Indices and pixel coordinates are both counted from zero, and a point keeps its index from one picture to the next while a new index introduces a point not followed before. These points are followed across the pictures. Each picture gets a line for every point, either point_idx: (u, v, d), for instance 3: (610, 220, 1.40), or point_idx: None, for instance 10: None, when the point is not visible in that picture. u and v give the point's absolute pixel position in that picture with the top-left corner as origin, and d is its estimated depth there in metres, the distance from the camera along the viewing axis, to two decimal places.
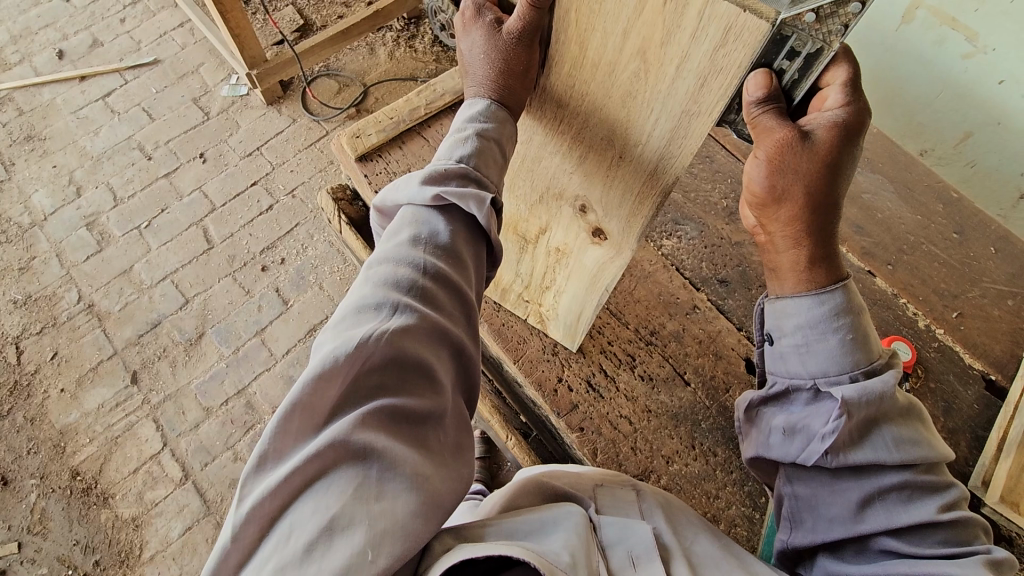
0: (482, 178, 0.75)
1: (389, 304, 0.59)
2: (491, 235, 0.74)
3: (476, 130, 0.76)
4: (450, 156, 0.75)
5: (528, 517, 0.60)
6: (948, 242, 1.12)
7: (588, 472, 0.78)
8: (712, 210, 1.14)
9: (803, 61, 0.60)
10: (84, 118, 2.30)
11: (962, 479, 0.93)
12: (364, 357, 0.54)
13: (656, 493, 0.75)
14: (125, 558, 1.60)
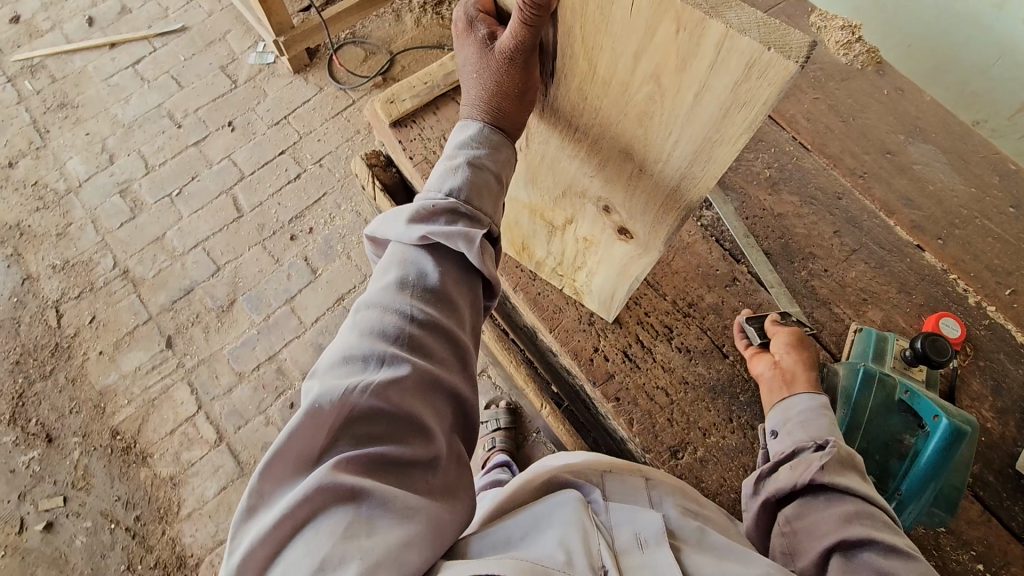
0: (472, 214, 0.70)
1: (376, 355, 0.57)
2: (486, 271, 0.69)
3: (466, 160, 0.73)
4: (440, 188, 0.71)
5: (523, 516, 0.62)
6: (1003, 216, 1.07)
7: (599, 457, 0.79)
8: (753, 179, 1.11)
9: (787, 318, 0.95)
10: (115, 85, 2.31)
11: (1010, 460, 0.90)
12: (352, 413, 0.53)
13: (664, 479, 0.76)
14: (164, 514, 1.67)
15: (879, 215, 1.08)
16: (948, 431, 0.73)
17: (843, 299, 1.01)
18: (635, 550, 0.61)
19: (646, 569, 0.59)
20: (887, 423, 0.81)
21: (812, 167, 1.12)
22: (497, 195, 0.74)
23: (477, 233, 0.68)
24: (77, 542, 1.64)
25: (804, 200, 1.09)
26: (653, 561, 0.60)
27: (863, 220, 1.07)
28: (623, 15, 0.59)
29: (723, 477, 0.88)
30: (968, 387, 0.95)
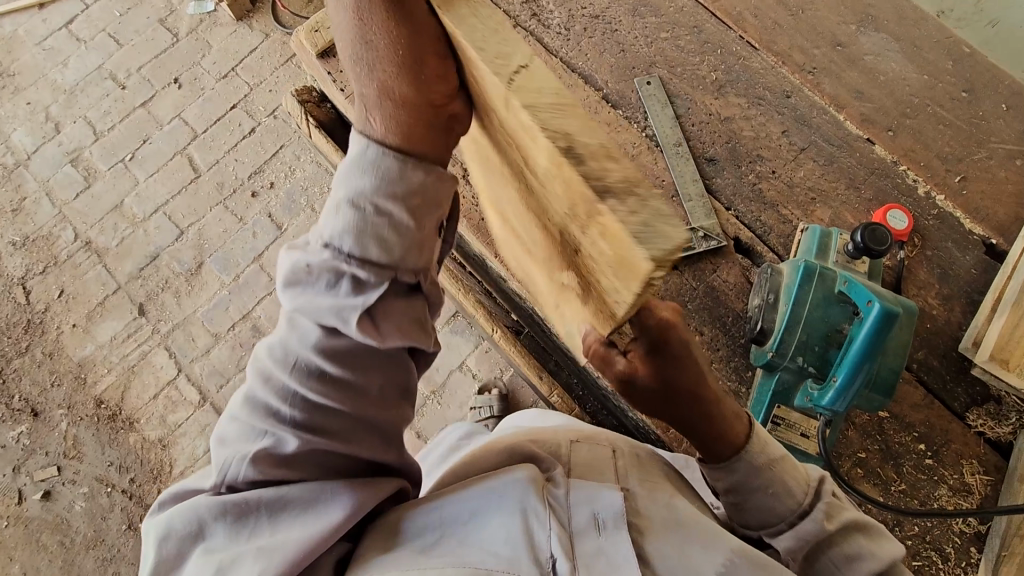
0: (365, 266, 0.57)
1: (297, 366, 0.57)
2: (398, 331, 0.59)
3: (349, 199, 0.57)
4: (326, 238, 0.58)
5: (471, 492, 0.61)
6: (956, 101, 1.04)
7: (580, 429, 0.81)
8: (699, 84, 1.06)
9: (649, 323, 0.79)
10: (50, 49, 2.20)
11: (954, 343, 0.92)
12: (272, 416, 0.57)
13: (633, 450, 0.76)
14: (157, 474, 1.72)
15: (829, 111, 1.04)
16: (880, 317, 0.72)
17: (792, 201, 0.99)
18: (590, 532, 0.60)
19: (596, 550, 0.58)
20: (827, 315, 0.81)
21: (760, 66, 1.07)
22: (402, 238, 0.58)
23: (353, 305, 0.56)
24: (77, 507, 1.69)
25: (751, 101, 1.05)
26: (606, 545, 0.59)
27: (811, 116, 1.04)
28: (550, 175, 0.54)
29: None
30: (915, 277, 0.95)
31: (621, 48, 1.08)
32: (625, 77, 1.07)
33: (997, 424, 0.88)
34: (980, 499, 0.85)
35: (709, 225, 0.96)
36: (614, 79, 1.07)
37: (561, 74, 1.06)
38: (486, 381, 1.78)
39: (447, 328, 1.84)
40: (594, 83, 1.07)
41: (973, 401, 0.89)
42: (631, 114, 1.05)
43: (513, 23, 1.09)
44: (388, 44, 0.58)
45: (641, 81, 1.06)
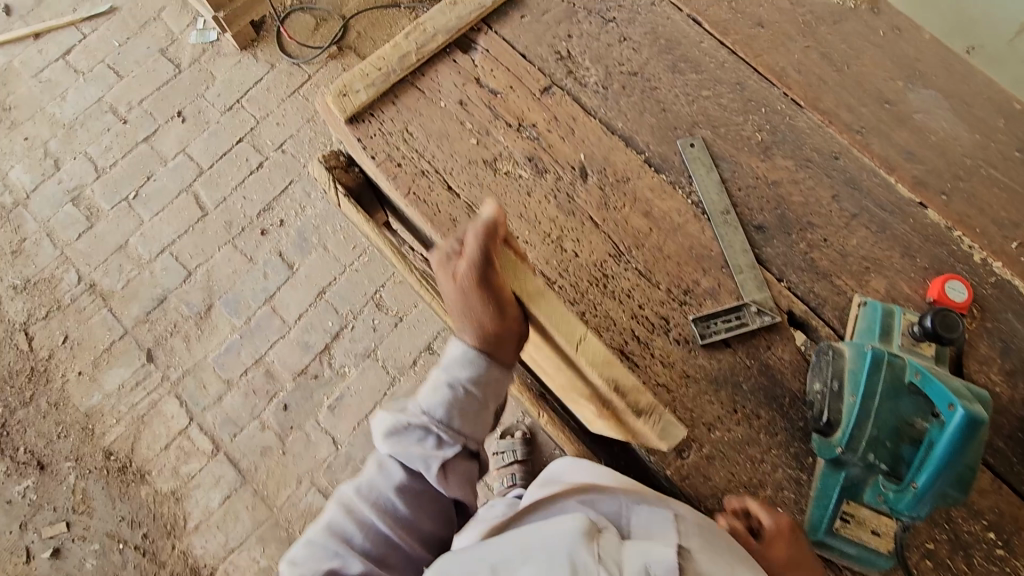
0: (444, 436, 0.83)
1: (375, 505, 0.82)
2: (450, 493, 0.84)
3: (446, 383, 0.84)
4: (422, 410, 0.84)
5: (518, 521, 0.64)
6: (1010, 162, 1.01)
7: (639, 491, 0.78)
8: (744, 146, 1.02)
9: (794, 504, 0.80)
10: (48, 82, 2.13)
11: (1020, 423, 0.88)
12: (346, 543, 0.79)
13: (695, 515, 0.72)
14: (171, 529, 1.66)
15: (879, 173, 1.01)
16: (965, 422, 0.69)
17: (845, 270, 0.96)
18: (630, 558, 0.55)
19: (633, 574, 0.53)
20: (897, 407, 0.78)
21: (806, 126, 1.03)
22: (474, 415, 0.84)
23: (435, 459, 0.82)
24: (88, 565, 1.63)
25: (799, 163, 1.01)
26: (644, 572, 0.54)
27: (861, 179, 1.00)
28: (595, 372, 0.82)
29: (732, 472, 0.86)
30: (975, 351, 0.92)
31: (662, 106, 1.05)
32: (667, 138, 1.03)
33: None
34: None
35: (762, 299, 0.93)
36: (655, 141, 1.03)
37: (601, 136, 1.02)
38: (508, 426, 1.73)
39: None
40: (635, 145, 1.02)
41: None
42: (676, 178, 1.01)
43: (549, 82, 1.05)
44: (482, 303, 0.80)
45: (684, 143, 1.02)
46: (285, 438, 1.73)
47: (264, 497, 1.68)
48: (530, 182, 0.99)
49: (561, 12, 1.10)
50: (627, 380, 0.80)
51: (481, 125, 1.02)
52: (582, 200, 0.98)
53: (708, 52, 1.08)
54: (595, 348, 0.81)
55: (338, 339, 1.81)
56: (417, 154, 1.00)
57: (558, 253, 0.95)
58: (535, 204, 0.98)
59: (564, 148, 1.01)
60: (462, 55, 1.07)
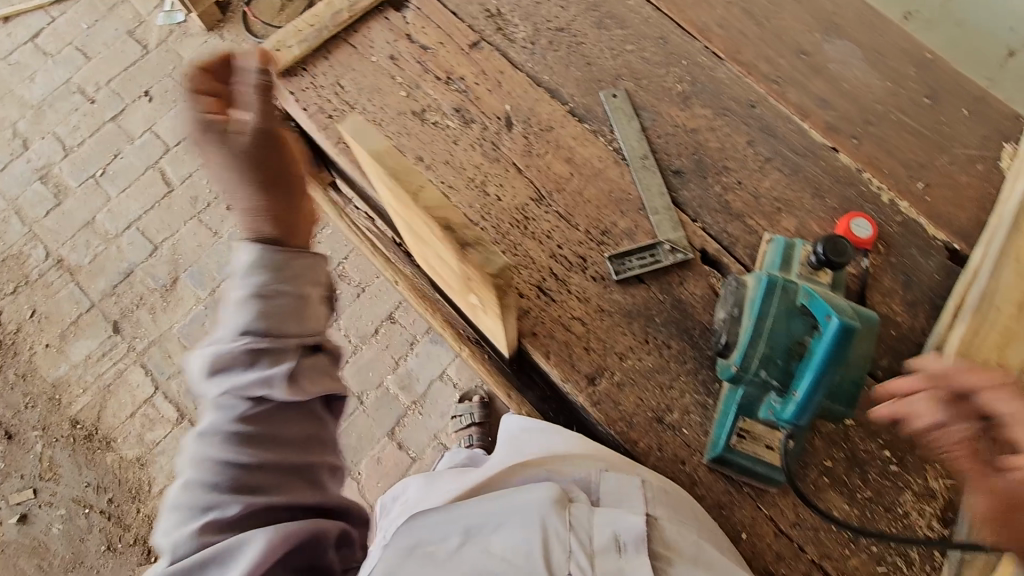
0: (269, 339, 0.75)
1: (229, 449, 0.73)
2: (302, 396, 0.77)
3: (249, 292, 0.76)
4: (234, 329, 0.76)
5: (501, 506, 0.78)
6: (920, 108, 1.05)
7: (605, 454, 0.86)
8: (664, 96, 1.06)
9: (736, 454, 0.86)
10: (17, 64, 2.15)
11: (918, 349, 0.93)
12: (211, 489, 0.72)
13: (660, 482, 0.82)
14: (136, 494, 1.70)
15: (794, 120, 1.05)
16: (839, 333, 0.73)
17: (757, 211, 1.00)
18: (613, 553, 0.74)
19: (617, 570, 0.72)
20: (790, 329, 0.81)
21: (725, 76, 1.07)
22: (293, 307, 0.77)
23: (274, 372, 0.74)
24: (54, 530, 1.67)
25: (717, 111, 1.05)
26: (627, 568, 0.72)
27: (777, 126, 1.04)
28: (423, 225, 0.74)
29: (641, 397, 0.90)
30: (879, 284, 0.96)
31: (587, 61, 1.07)
32: (591, 91, 1.06)
33: None
34: (943, 503, 0.87)
35: (676, 238, 0.97)
36: (580, 93, 1.05)
37: (527, 89, 1.04)
38: (467, 390, 1.76)
39: (427, 338, 1.83)
40: (559, 97, 1.05)
41: None
42: (598, 127, 1.03)
43: (478, 37, 1.08)
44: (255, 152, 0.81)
45: (606, 94, 1.05)
46: None
47: None
48: (457, 131, 1.02)
49: None
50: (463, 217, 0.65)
51: (410, 78, 1.05)
52: (506, 148, 1.01)
53: (633, 9, 1.12)
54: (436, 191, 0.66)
55: None
56: (348, 107, 1.03)
57: (482, 198, 0.99)
58: (461, 152, 1.01)
59: (490, 101, 1.04)
60: (394, 13, 1.09)
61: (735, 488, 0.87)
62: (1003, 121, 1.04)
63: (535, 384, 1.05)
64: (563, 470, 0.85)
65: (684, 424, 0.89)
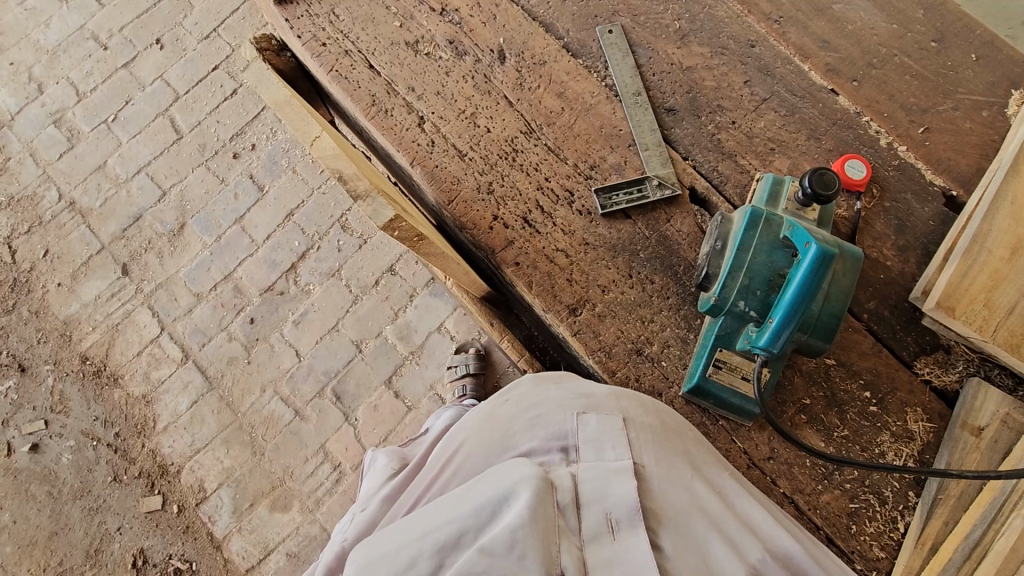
0: None
1: None
2: None
3: None
4: None
5: (473, 500, 0.64)
6: (924, 51, 1.02)
7: (585, 393, 0.77)
8: (661, 33, 1.04)
9: (721, 387, 0.85)
10: (32, 9, 2.18)
11: (905, 294, 0.91)
12: None
13: (646, 417, 0.75)
14: (142, 429, 1.76)
15: (793, 61, 1.02)
16: (816, 259, 0.73)
17: (750, 151, 0.98)
18: (606, 537, 0.64)
19: (612, 557, 0.62)
20: (771, 261, 0.81)
21: (725, 15, 1.05)
22: None
23: None
24: (64, 459, 1.74)
25: (714, 50, 1.03)
26: (622, 549, 0.63)
27: (775, 67, 1.02)
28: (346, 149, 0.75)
29: (621, 329, 0.90)
30: (870, 228, 0.94)
31: None
32: (587, 26, 1.06)
33: (945, 372, 0.88)
34: (920, 446, 0.85)
35: (665, 174, 0.96)
36: (575, 28, 1.06)
37: (522, 21, 1.05)
38: (463, 342, 1.77)
39: (426, 291, 1.84)
40: (554, 32, 1.06)
41: (922, 350, 0.89)
42: (592, 63, 1.03)
43: None
44: None
45: (602, 30, 1.04)
46: (250, 348, 1.81)
47: (229, 403, 1.76)
48: (450, 63, 1.04)
49: None
50: (353, 171, 0.61)
51: (405, 9, 1.07)
52: (498, 81, 1.02)
53: None
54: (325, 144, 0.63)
55: (304, 258, 1.88)
56: (342, 36, 1.05)
57: (471, 129, 1.00)
58: (453, 84, 1.02)
59: (484, 34, 1.04)
60: None
61: (710, 420, 0.88)
62: (1013, 66, 1.00)
63: (522, 324, 1.12)
64: (538, 424, 0.75)
65: (664, 357, 0.89)
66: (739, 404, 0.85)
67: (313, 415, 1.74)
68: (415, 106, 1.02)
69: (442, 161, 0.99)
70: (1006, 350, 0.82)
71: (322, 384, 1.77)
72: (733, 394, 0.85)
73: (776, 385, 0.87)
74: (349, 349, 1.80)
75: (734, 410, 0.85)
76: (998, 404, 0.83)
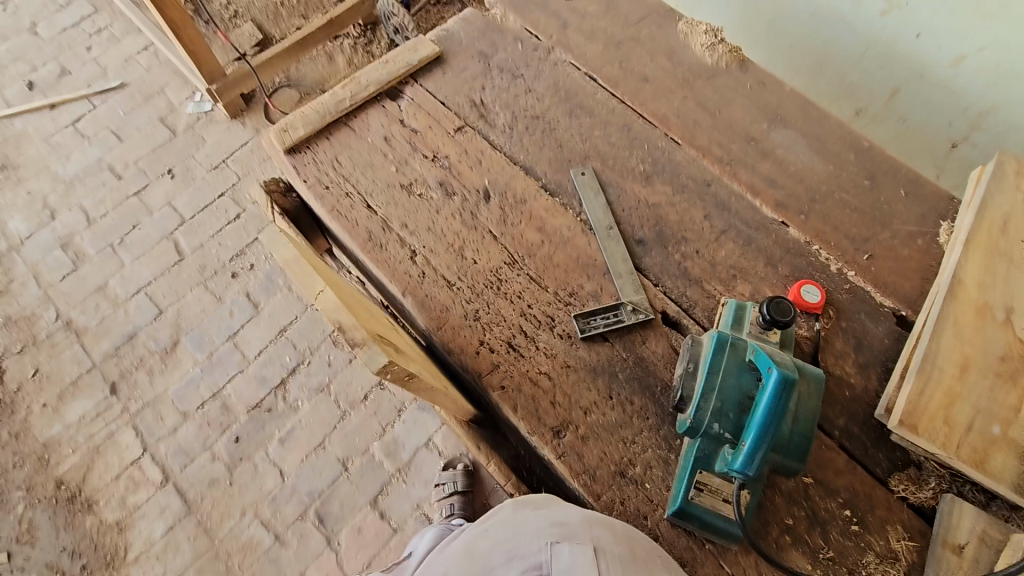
0: None
1: None
2: None
3: None
4: None
5: None
6: (859, 188, 1.15)
7: (559, 521, 0.79)
8: (628, 175, 1.18)
9: (706, 508, 0.86)
10: (56, 144, 2.38)
11: (871, 410, 0.96)
12: None
13: (617, 545, 0.75)
14: (111, 560, 1.67)
15: (746, 197, 1.15)
16: (780, 383, 0.79)
17: (714, 277, 1.08)
18: None
19: None
20: (740, 383, 0.86)
21: (683, 159, 1.19)
22: None
23: None
24: None
25: (676, 188, 1.16)
26: None
27: (730, 203, 1.15)
28: (343, 290, 0.81)
29: (604, 451, 0.93)
30: (831, 347, 1.01)
31: (558, 144, 1.22)
32: (563, 168, 1.19)
33: (919, 488, 0.90)
34: (906, 567, 0.85)
35: (638, 300, 1.04)
36: (552, 171, 1.19)
37: (504, 165, 1.18)
38: (451, 458, 1.75)
39: (414, 406, 1.85)
40: (534, 174, 1.19)
41: (895, 467, 0.92)
42: (568, 201, 1.15)
43: (462, 123, 1.24)
44: None
45: (576, 172, 1.18)
46: (233, 469, 1.77)
47: (206, 529, 1.69)
48: (440, 202, 1.15)
49: (477, 69, 1.31)
50: (353, 321, 0.66)
51: (401, 156, 1.20)
52: (484, 217, 1.13)
53: (601, 101, 1.27)
54: (328, 297, 0.67)
55: (294, 374, 1.90)
56: (344, 179, 1.18)
57: (460, 261, 1.09)
58: (442, 220, 1.13)
59: (471, 177, 1.17)
60: (391, 102, 1.28)
61: (697, 544, 0.88)
62: (938, 201, 1.13)
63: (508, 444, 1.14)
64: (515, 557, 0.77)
65: (646, 479, 0.91)
66: (723, 526, 0.85)
67: (293, 540, 1.67)
68: (408, 241, 1.11)
69: (432, 290, 1.07)
70: (971, 467, 0.86)
71: (305, 505, 1.72)
72: (717, 514, 0.86)
73: (758, 506, 0.89)
74: (334, 468, 1.76)
75: (719, 531, 0.86)
76: (975, 520, 0.85)
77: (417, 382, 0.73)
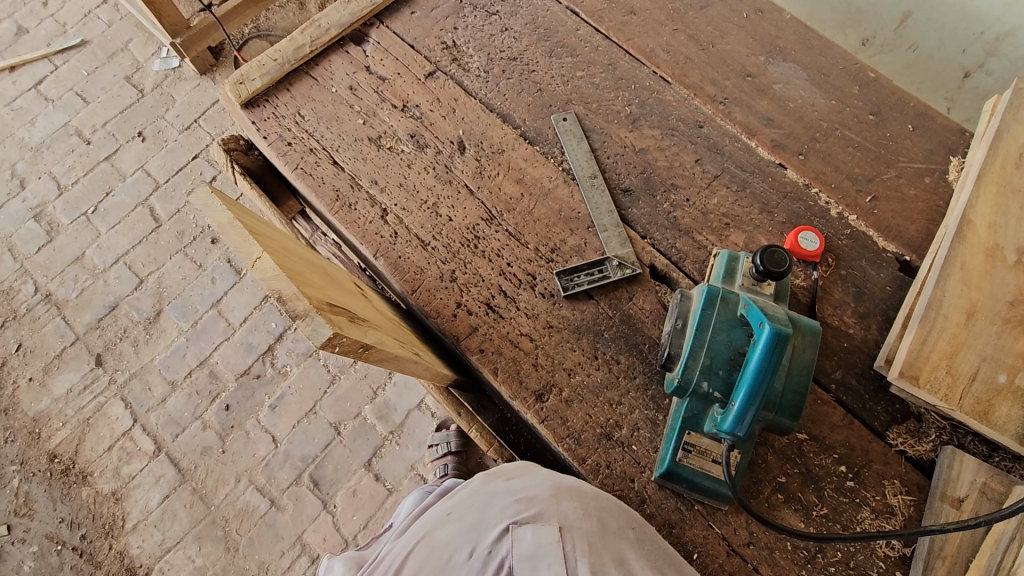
0: None
1: None
2: None
3: None
4: None
5: None
6: (863, 124, 1.07)
7: (526, 497, 0.77)
8: (614, 118, 1.09)
9: (694, 469, 0.82)
10: (19, 109, 2.26)
11: (870, 361, 0.91)
12: None
13: (584, 521, 0.74)
14: (109, 529, 1.68)
15: (740, 138, 1.07)
16: (772, 339, 0.74)
17: (705, 227, 1.01)
18: None
19: None
20: (731, 339, 0.81)
21: (673, 99, 1.10)
22: None
23: None
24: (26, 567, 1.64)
25: (665, 132, 1.08)
26: None
27: (723, 145, 1.06)
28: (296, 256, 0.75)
29: (589, 414, 0.89)
30: (829, 296, 0.95)
31: (538, 87, 1.12)
32: (543, 114, 1.10)
33: (918, 441, 0.86)
34: (902, 521, 0.83)
35: (624, 254, 0.97)
36: (532, 117, 1.10)
37: (479, 113, 1.10)
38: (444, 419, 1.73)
39: None
40: (511, 121, 1.10)
41: (894, 420, 0.88)
42: (549, 149, 1.07)
43: (433, 68, 1.14)
44: None
45: (557, 118, 1.09)
46: (224, 437, 1.75)
47: (202, 496, 1.70)
48: (412, 156, 1.07)
49: (448, 6, 1.20)
50: (295, 291, 0.60)
51: (367, 107, 1.11)
52: (459, 171, 1.06)
53: (584, 38, 1.16)
54: (268, 264, 0.61)
55: (281, 340, 1.87)
56: (308, 134, 1.09)
57: (434, 219, 1.02)
58: (414, 175, 1.06)
59: (444, 126, 1.09)
60: (355, 46, 1.17)
61: (686, 506, 0.84)
62: (948, 135, 1.05)
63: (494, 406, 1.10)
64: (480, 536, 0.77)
65: (633, 441, 0.87)
66: (712, 485, 0.82)
67: (289, 504, 1.68)
68: (378, 199, 1.04)
69: (406, 251, 1.00)
70: (973, 418, 0.82)
71: (299, 470, 1.71)
72: (706, 474, 0.82)
73: (749, 464, 0.85)
74: (327, 432, 1.75)
75: (708, 492, 0.82)
76: (976, 472, 0.82)
77: (377, 352, 0.69)
